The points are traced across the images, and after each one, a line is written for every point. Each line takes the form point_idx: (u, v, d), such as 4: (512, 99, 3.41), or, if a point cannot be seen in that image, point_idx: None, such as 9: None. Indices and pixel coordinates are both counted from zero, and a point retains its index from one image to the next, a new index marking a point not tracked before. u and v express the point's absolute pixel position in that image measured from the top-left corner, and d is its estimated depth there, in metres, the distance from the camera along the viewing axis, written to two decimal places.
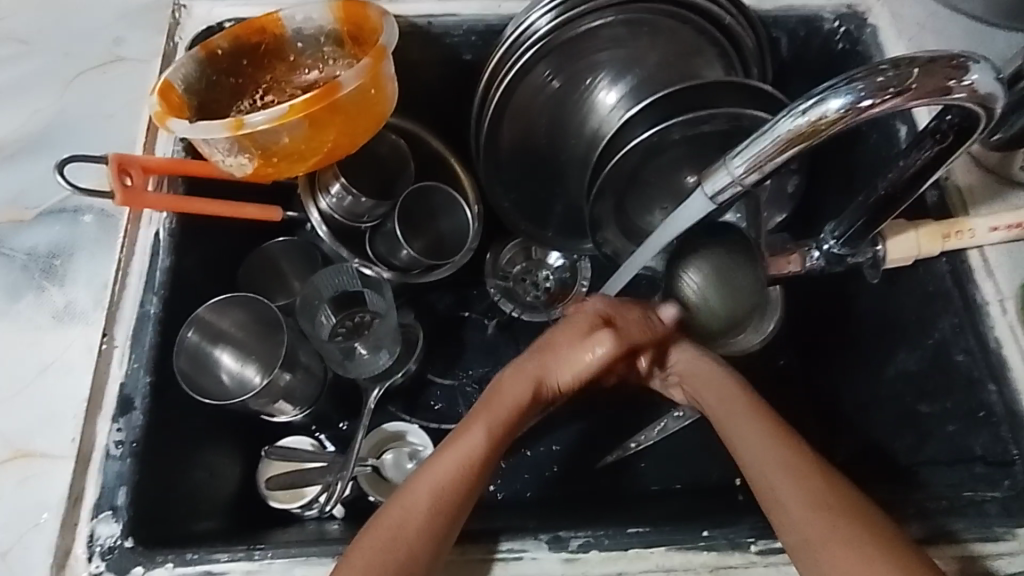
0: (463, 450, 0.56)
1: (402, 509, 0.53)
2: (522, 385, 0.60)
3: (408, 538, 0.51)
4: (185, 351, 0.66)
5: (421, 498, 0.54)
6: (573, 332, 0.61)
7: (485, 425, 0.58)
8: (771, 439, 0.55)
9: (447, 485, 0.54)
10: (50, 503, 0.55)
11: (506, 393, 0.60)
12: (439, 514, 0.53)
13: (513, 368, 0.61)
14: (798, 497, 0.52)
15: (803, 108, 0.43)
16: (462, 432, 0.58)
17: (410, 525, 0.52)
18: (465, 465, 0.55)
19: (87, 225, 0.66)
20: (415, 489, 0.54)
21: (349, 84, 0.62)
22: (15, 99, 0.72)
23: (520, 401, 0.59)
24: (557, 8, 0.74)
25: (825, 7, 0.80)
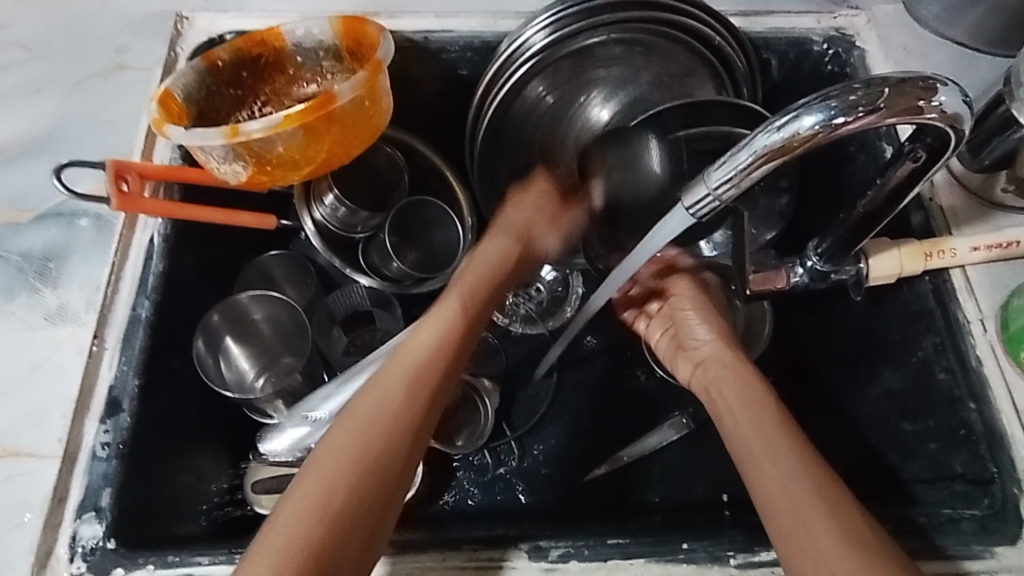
0: (437, 336, 0.62)
1: (383, 392, 0.57)
2: (498, 247, 0.74)
3: (389, 416, 0.55)
4: (205, 330, 0.70)
5: (397, 380, 0.58)
6: (525, 200, 0.79)
7: (466, 293, 0.67)
8: (784, 453, 0.56)
9: (424, 362, 0.60)
10: (34, 503, 0.55)
11: (488, 258, 0.73)
12: (416, 395, 0.58)
13: (493, 242, 0.75)
14: (822, 522, 0.51)
15: (779, 124, 0.44)
16: (444, 309, 0.65)
17: (386, 398, 0.56)
18: (444, 340, 0.62)
19: (83, 228, 0.67)
20: (391, 370, 0.59)
21: (346, 95, 0.64)
22: (17, 103, 0.74)
23: (495, 259, 0.73)
24: (551, 26, 0.76)
25: (813, 31, 0.81)
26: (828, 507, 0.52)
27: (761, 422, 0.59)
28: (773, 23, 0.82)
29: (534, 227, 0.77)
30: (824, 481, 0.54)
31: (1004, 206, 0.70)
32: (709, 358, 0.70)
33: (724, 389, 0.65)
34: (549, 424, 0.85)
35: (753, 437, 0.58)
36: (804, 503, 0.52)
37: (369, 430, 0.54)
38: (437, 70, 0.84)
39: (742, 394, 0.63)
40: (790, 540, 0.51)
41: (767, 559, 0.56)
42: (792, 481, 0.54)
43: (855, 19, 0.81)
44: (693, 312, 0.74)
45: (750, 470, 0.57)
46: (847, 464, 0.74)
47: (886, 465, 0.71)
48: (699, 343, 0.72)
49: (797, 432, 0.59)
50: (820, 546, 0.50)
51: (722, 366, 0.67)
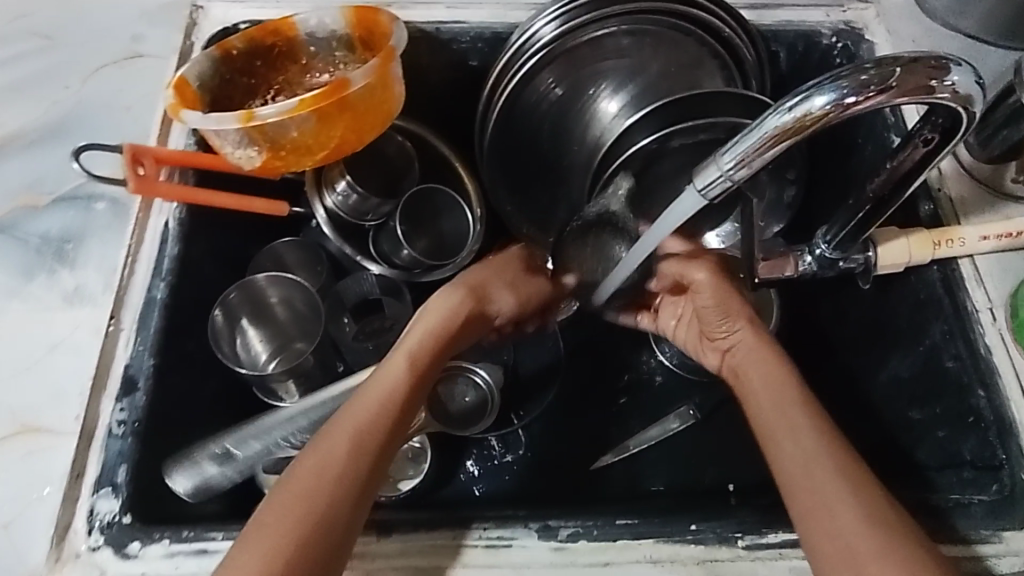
0: (386, 388, 0.61)
1: (315, 457, 0.55)
2: (455, 300, 0.71)
3: (324, 483, 0.53)
4: (224, 306, 0.72)
5: (331, 447, 0.55)
6: (500, 267, 0.79)
7: (406, 355, 0.64)
8: (806, 433, 0.57)
9: (361, 425, 0.57)
10: (54, 477, 0.57)
11: (440, 311, 0.70)
12: (362, 450, 0.56)
13: (443, 297, 0.71)
14: (844, 501, 0.51)
15: (790, 105, 0.44)
16: (383, 372, 0.63)
17: (320, 465, 0.54)
18: (382, 399, 0.60)
19: (101, 212, 0.67)
20: (329, 434, 0.56)
21: (359, 82, 0.65)
22: (36, 90, 0.75)
23: (455, 312, 0.70)
24: (560, 18, 0.78)
25: (822, 24, 0.82)
26: (851, 487, 0.52)
27: (788, 402, 0.60)
28: (782, 15, 0.83)
29: (489, 286, 0.76)
30: (847, 461, 0.54)
31: (1014, 197, 0.70)
32: (741, 348, 0.68)
33: (752, 371, 0.64)
34: (557, 412, 0.86)
35: (779, 416, 0.59)
36: (827, 482, 0.53)
37: (303, 499, 0.52)
38: (447, 61, 0.85)
39: (769, 375, 0.63)
40: (811, 519, 0.52)
41: (775, 540, 0.57)
42: (815, 460, 0.54)
43: (864, 12, 0.82)
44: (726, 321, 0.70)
45: (774, 448, 0.57)
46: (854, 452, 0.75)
47: (895, 453, 0.71)
48: (726, 340, 0.70)
49: (821, 412, 0.59)
50: (840, 526, 0.50)
51: (750, 350, 0.67)
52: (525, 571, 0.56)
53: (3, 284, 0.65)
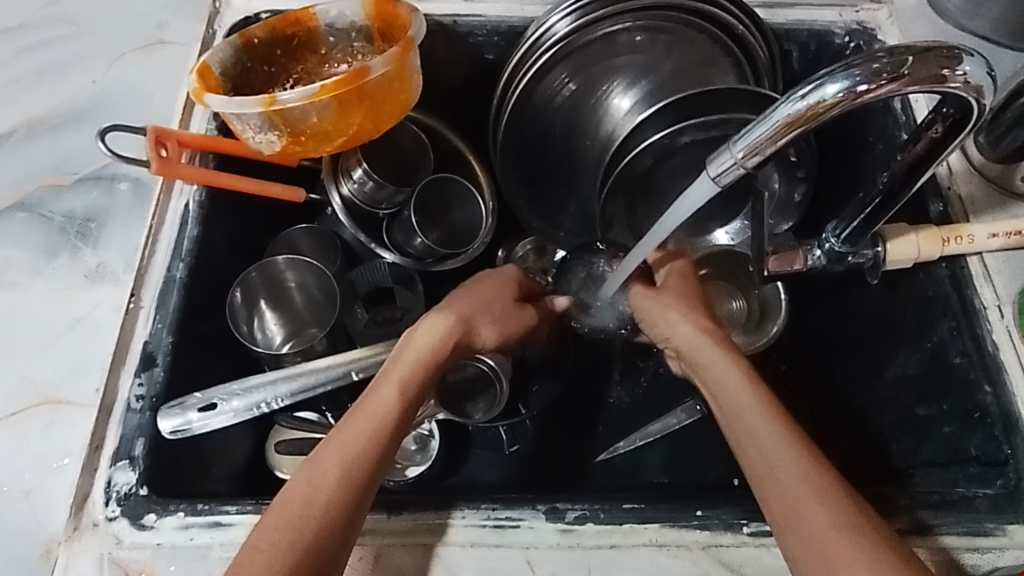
0: (375, 411, 0.57)
1: (304, 482, 0.51)
2: (443, 326, 0.67)
3: (314, 508, 0.50)
4: (244, 285, 0.73)
5: (321, 472, 0.52)
6: (493, 292, 0.74)
7: (398, 377, 0.61)
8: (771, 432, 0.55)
9: (354, 450, 0.54)
10: (73, 449, 0.58)
11: (429, 336, 0.65)
12: (351, 479, 0.52)
13: (436, 318, 0.67)
14: (810, 503, 0.50)
15: (803, 93, 0.45)
16: (373, 392, 0.59)
17: (309, 491, 0.51)
18: (374, 420, 0.57)
19: (123, 192, 0.69)
20: (320, 459, 0.53)
21: (379, 69, 0.66)
22: (63, 73, 0.76)
23: (441, 339, 0.65)
24: (575, 14, 0.79)
25: (835, 23, 0.83)
26: (817, 489, 0.51)
27: (747, 406, 0.58)
28: (795, 15, 0.83)
29: (476, 314, 0.71)
30: (810, 463, 0.53)
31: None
32: (686, 346, 0.67)
33: (710, 374, 0.63)
34: (565, 403, 0.87)
35: (741, 422, 0.57)
36: (800, 489, 0.51)
37: (292, 526, 0.49)
38: (464, 54, 0.86)
39: (725, 378, 0.61)
40: (783, 523, 0.51)
41: None
42: (778, 464, 0.53)
43: (877, 13, 0.83)
44: (671, 311, 0.69)
45: (742, 454, 0.56)
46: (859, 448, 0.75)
47: (900, 449, 0.72)
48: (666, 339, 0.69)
49: (779, 412, 0.58)
50: (809, 529, 0.49)
51: (700, 350, 0.65)
52: (532, 551, 0.56)
53: (26, 261, 0.66)
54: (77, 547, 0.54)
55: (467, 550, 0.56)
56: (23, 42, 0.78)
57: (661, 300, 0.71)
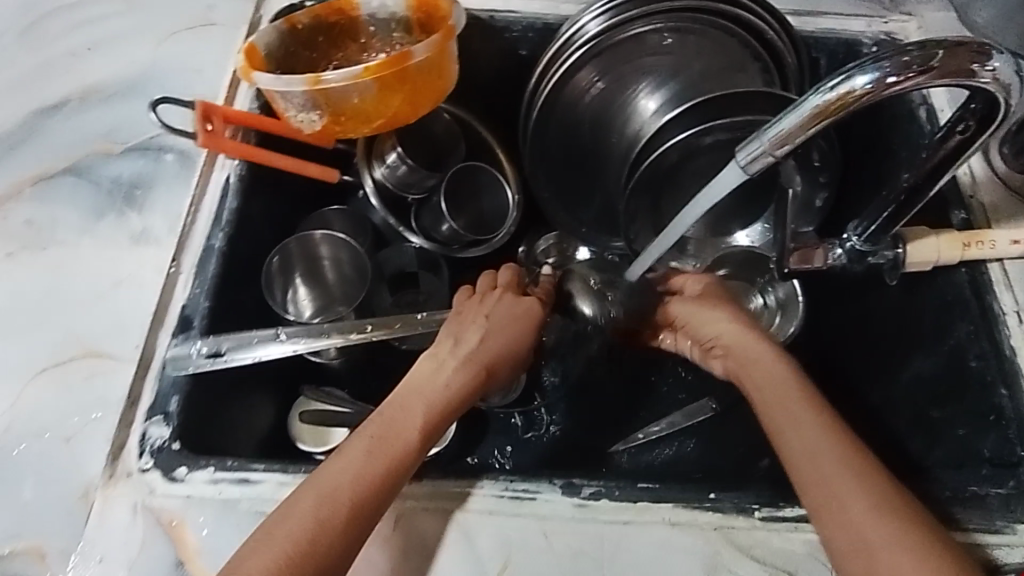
0: (392, 432, 0.57)
1: (313, 507, 0.50)
2: (459, 372, 0.65)
3: (323, 538, 0.49)
4: (282, 252, 0.76)
5: (333, 499, 0.51)
6: (515, 328, 0.71)
7: (420, 414, 0.60)
8: (816, 428, 0.57)
9: (368, 478, 0.53)
10: (112, 400, 0.60)
11: (446, 372, 0.64)
12: (362, 497, 0.52)
13: (458, 360, 0.66)
14: (852, 491, 0.52)
15: (832, 84, 0.47)
16: (395, 420, 0.59)
17: (318, 517, 0.50)
18: (392, 448, 0.56)
19: (169, 163, 0.72)
20: (330, 481, 0.52)
21: (420, 55, 0.68)
22: (115, 47, 0.80)
23: (454, 380, 0.64)
24: (606, 13, 0.82)
25: (864, 33, 0.84)
26: (858, 479, 0.53)
27: (791, 399, 0.60)
28: (824, 23, 0.85)
29: (494, 358, 0.68)
30: (851, 449, 0.55)
31: None
32: (732, 343, 0.71)
33: (758, 364, 0.67)
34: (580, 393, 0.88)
35: (781, 417, 0.60)
36: (835, 474, 0.53)
37: (302, 553, 0.48)
38: (498, 48, 0.89)
39: (777, 377, 0.64)
40: (825, 515, 0.52)
41: (791, 514, 0.58)
42: (820, 452, 0.55)
43: (906, 24, 0.84)
44: (705, 313, 0.76)
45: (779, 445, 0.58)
46: (872, 448, 0.76)
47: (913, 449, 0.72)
48: (711, 337, 0.74)
49: (818, 402, 0.60)
50: (854, 519, 0.51)
51: (746, 346, 0.69)
52: (548, 522, 0.58)
53: (75, 223, 0.69)
54: (113, 493, 0.57)
55: (484, 519, 0.58)
56: (80, 18, 0.82)
57: (704, 304, 0.77)
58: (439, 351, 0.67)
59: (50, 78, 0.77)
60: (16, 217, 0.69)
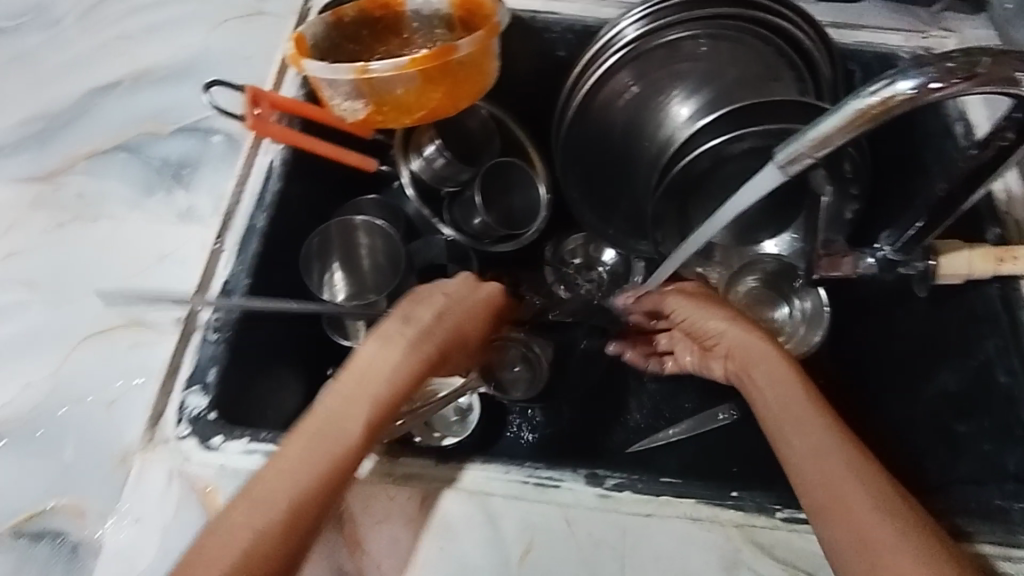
0: (336, 428, 0.53)
1: (247, 520, 0.48)
2: (398, 365, 0.57)
3: (259, 550, 0.47)
4: (322, 236, 0.78)
5: (266, 508, 0.49)
6: (463, 318, 0.64)
7: (364, 409, 0.54)
8: (821, 427, 0.57)
9: (309, 485, 0.50)
10: (152, 369, 0.62)
11: (380, 364, 0.56)
12: (303, 504, 0.50)
13: (396, 353, 0.57)
14: (858, 493, 0.52)
15: (874, 89, 0.48)
16: (336, 415, 0.54)
17: (255, 530, 0.48)
18: (332, 448, 0.52)
19: (216, 144, 0.74)
20: (267, 490, 0.50)
21: (465, 49, 0.70)
22: (169, 32, 0.82)
23: (393, 374, 0.56)
24: (643, 19, 0.83)
25: (902, 47, 0.85)
26: (862, 481, 0.53)
27: (797, 402, 0.59)
28: (861, 36, 0.86)
29: (444, 348, 0.61)
30: (856, 451, 0.55)
31: None
32: (733, 341, 0.66)
33: (759, 362, 0.64)
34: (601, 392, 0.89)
35: (784, 415, 0.59)
36: (840, 475, 0.53)
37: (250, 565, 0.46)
38: (536, 48, 0.90)
39: (784, 380, 0.61)
40: (828, 515, 0.52)
41: None
42: (825, 454, 0.55)
43: (944, 41, 0.85)
44: (700, 305, 0.70)
45: (783, 443, 0.58)
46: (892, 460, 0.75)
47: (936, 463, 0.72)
48: (713, 334, 0.68)
49: (823, 403, 0.60)
50: (857, 520, 0.51)
51: (749, 344, 0.65)
52: (570, 510, 0.59)
53: (125, 198, 0.71)
54: (150, 458, 0.58)
55: (508, 502, 0.59)
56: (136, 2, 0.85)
57: (703, 301, 0.70)
58: (384, 330, 0.59)
59: (106, 59, 0.80)
60: (69, 190, 0.72)
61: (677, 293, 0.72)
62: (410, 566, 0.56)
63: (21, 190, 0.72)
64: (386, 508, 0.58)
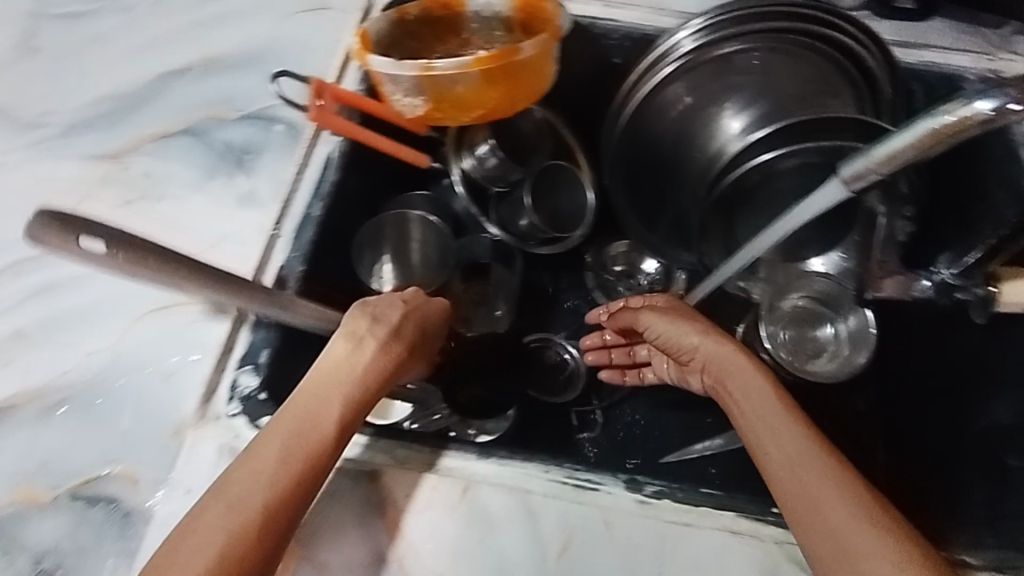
0: (310, 423, 0.54)
1: (223, 518, 0.49)
2: (363, 360, 0.59)
3: (239, 550, 0.48)
4: (376, 226, 0.82)
5: (241, 507, 0.49)
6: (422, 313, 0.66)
7: (337, 402, 0.56)
8: (797, 435, 0.56)
9: (282, 481, 0.51)
10: (207, 347, 0.64)
11: (346, 362, 0.58)
12: (277, 502, 0.50)
13: (365, 347, 0.60)
14: (833, 501, 0.52)
15: (946, 110, 0.47)
16: (307, 409, 0.55)
17: (228, 530, 0.48)
18: (307, 445, 0.53)
19: (278, 133, 0.76)
20: (239, 489, 0.50)
21: (528, 51, 0.71)
22: (238, 22, 0.85)
23: (363, 371, 0.58)
24: (703, 30, 0.81)
25: (968, 69, 0.83)
26: (838, 487, 0.52)
27: (772, 411, 0.59)
28: (927, 56, 0.84)
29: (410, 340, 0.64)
30: (831, 459, 0.55)
31: None
32: (708, 356, 0.65)
33: (733, 374, 0.63)
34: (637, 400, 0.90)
35: (762, 426, 0.58)
36: (817, 484, 0.53)
37: (226, 550, 0.47)
38: (593, 54, 0.90)
39: (760, 393, 0.60)
40: (807, 525, 0.52)
41: None
42: (802, 463, 0.55)
43: (1013, 64, 0.83)
44: (671, 322, 0.68)
45: (761, 454, 0.57)
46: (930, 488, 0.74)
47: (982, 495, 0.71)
48: (689, 349, 0.67)
49: (796, 409, 0.59)
50: (834, 528, 0.51)
51: (723, 356, 0.64)
52: (609, 513, 0.59)
53: (188, 180, 0.74)
54: (201, 433, 0.60)
55: (547, 501, 0.59)
56: None
57: (677, 317, 0.68)
58: (354, 330, 0.61)
59: (176, 46, 0.83)
60: (136, 169, 0.75)
61: (648, 312, 0.70)
62: (448, 554, 0.57)
63: (91, 167, 0.75)
64: (427, 496, 0.59)
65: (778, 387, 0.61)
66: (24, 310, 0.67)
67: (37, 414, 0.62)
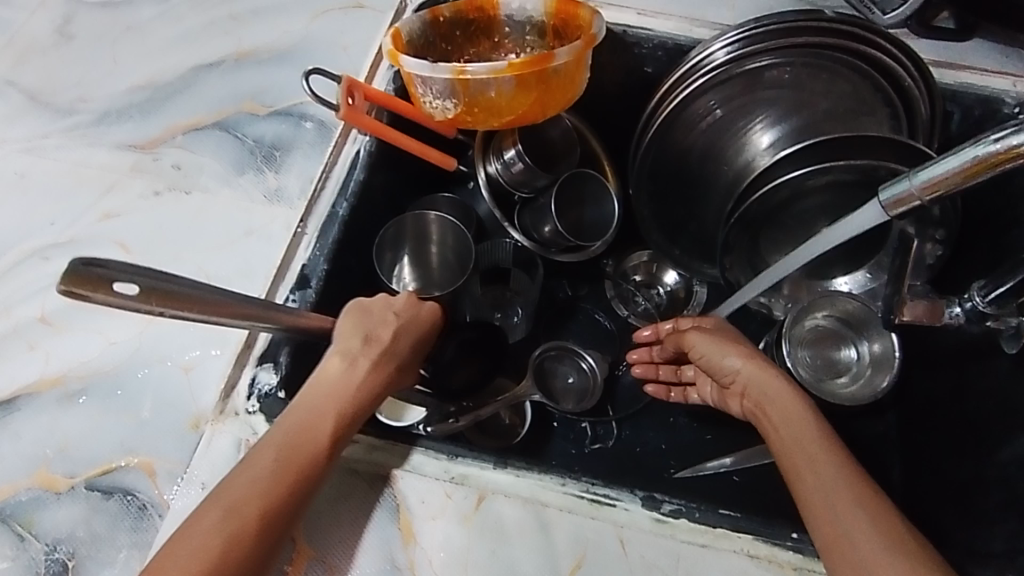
0: (310, 434, 0.55)
1: (218, 520, 0.49)
2: (354, 376, 0.60)
3: (232, 555, 0.48)
4: (397, 227, 0.80)
5: (239, 511, 0.49)
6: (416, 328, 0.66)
7: (332, 415, 0.57)
8: (835, 465, 0.55)
9: (275, 488, 0.51)
10: (228, 341, 0.64)
11: (337, 377, 0.59)
12: (269, 510, 0.51)
13: (358, 363, 0.60)
14: (868, 532, 0.51)
15: (996, 137, 0.46)
16: (307, 419, 0.55)
17: (224, 536, 0.48)
18: (302, 454, 0.54)
19: (308, 130, 0.76)
20: (239, 492, 0.50)
21: (562, 58, 0.70)
22: (272, 17, 0.85)
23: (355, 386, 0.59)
24: (737, 43, 0.78)
25: (1007, 91, 0.80)
26: (873, 519, 0.51)
27: (811, 440, 0.58)
28: (964, 77, 0.81)
29: (400, 359, 0.64)
30: (869, 491, 0.53)
31: None
32: (750, 381, 0.64)
33: (771, 402, 0.62)
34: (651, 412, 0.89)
35: (798, 453, 0.57)
36: (851, 514, 0.52)
37: (222, 554, 0.48)
38: (626, 63, 0.89)
39: (800, 422, 0.59)
40: (835, 555, 0.51)
41: None
42: (838, 491, 0.53)
43: None
44: (712, 343, 0.68)
45: (796, 481, 0.56)
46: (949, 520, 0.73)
47: None
48: (729, 375, 0.66)
49: (836, 442, 0.58)
50: (864, 558, 0.49)
51: (763, 383, 0.63)
52: (625, 530, 0.58)
53: (216, 174, 0.74)
54: (220, 428, 0.60)
55: (562, 514, 0.58)
56: None
57: (716, 339, 0.68)
58: (350, 347, 0.61)
59: (209, 39, 0.83)
60: (166, 161, 0.75)
61: (695, 331, 0.70)
62: (459, 564, 0.57)
63: (122, 155, 0.75)
64: (441, 504, 0.59)
65: (818, 416, 0.60)
66: (49, 296, 0.68)
67: (59, 400, 0.63)
